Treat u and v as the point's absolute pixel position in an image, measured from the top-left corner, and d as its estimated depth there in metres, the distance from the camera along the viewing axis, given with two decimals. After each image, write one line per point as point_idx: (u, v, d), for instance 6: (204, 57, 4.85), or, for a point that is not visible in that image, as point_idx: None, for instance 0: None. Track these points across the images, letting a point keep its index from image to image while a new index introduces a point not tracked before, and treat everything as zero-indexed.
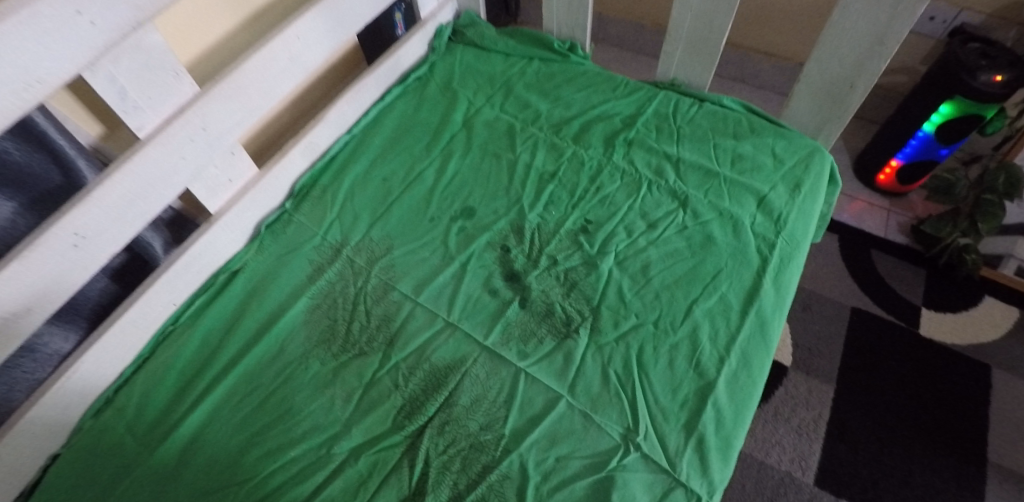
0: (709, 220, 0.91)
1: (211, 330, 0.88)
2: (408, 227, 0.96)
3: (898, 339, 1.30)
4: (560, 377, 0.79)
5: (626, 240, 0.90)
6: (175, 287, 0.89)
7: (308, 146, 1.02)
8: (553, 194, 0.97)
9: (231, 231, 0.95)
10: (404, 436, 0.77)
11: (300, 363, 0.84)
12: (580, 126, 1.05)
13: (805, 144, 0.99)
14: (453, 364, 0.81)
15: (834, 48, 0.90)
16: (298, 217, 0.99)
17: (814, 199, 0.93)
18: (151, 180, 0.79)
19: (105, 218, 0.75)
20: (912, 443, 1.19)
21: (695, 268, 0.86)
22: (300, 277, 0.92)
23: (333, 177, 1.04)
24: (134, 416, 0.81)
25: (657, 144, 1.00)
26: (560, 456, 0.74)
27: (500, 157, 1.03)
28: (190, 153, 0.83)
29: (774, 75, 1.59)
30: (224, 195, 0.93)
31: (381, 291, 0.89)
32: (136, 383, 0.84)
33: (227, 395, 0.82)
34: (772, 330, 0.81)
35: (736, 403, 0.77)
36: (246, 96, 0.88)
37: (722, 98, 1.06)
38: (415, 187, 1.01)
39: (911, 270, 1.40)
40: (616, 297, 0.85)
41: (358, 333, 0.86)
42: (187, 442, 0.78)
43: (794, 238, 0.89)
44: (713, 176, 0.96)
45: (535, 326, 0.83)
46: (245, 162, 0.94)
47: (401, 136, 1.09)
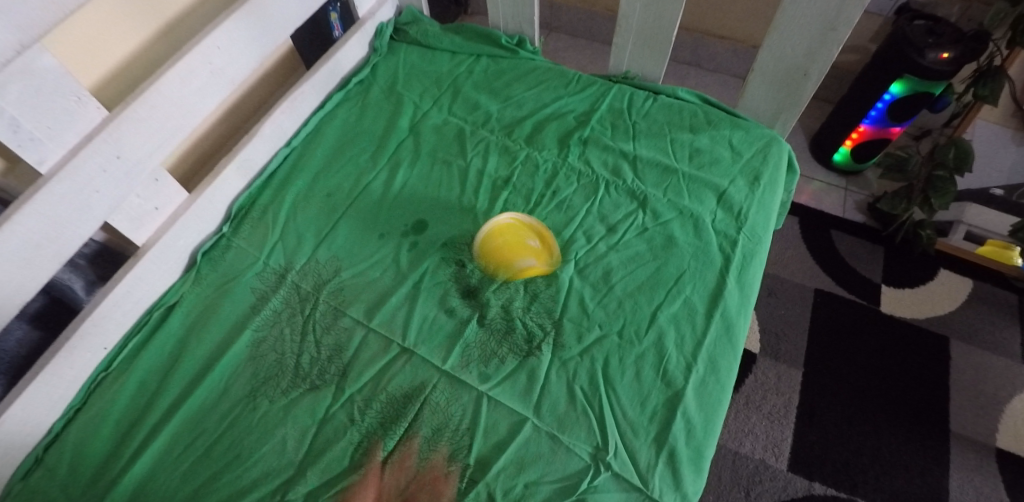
0: (669, 219, 0.88)
1: (149, 373, 0.82)
2: (357, 246, 0.91)
3: (862, 318, 1.32)
4: (524, 398, 0.75)
5: (586, 246, 0.87)
6: (103, 329, 0.82)
7: (242, 164, 0.95)
8: (508, 201, 0.93)
9: (163, 263, 0.88)
10: (363, 474, 0.72)
11: (247, 403, 0.78)
12: (532, 126, 1.01)
13: (762, 135, 0.96)
14: (412, 393, 0.77)
15: (786, 36, 0.88)
16: (237, 241, 0.93)
17: (773, 191, 0.91)
18: (62, 218, 0.72)
19: (12, 266, 0.68)
20: (878, 421, 1.20)
21: (657, 272, 0.84)
22: (243, 307, 0.86)
23: (274, 196, 0.97)
24: (67, 474, 0.74)
25: (613, 142, 0.97)
26: (529, 482, 0.70)
27: (450, 164, 0.98)
28: (105, 185, 0.76)
29: (728, 58, 1.57)
30: (152, 224, 0.87)
31: (331, 318, 0.84)
32: (67, 438, 0.77)
33: (169, 444, 0.76)
34: (738, 332, 0.79)
35: (706, 411, 0.74)
36: (165, 116, 0.81)
37: (676, 90, 1.03)
38: (362, 202, 0.95)
39: (870, 248, 1.41)
40: (578, 308, 0.82)
41: (308, 366, 0.80)
42: (128, 499, 0.72)
43: (755, 234, 0.87)
44: (671, 172, 0.93)
45: (496, 345, 0.80)
46: (171, 187, 0.88)
47: (344, 147, 1.02)
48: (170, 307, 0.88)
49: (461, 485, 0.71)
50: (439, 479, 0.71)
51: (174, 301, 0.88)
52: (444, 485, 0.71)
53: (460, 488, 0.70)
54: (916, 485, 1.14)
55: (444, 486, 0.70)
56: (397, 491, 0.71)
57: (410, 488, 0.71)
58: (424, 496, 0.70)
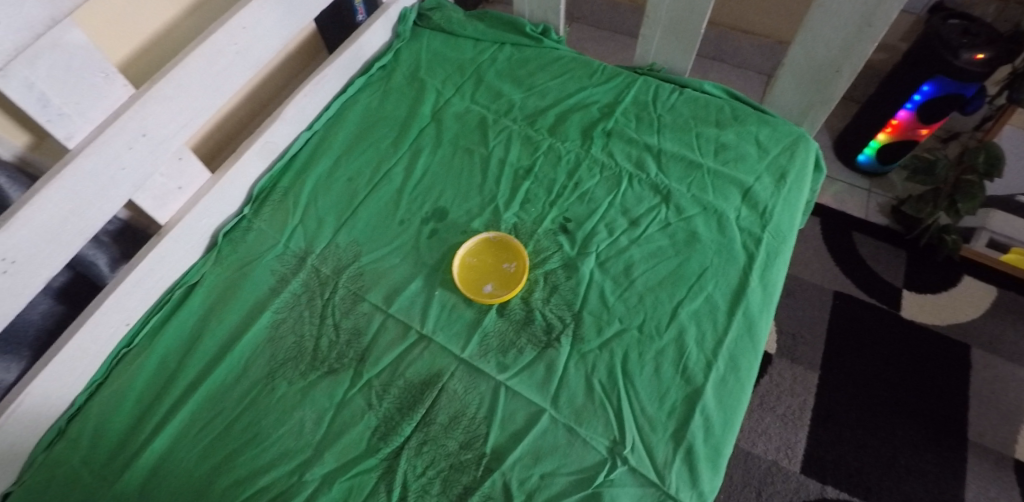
0: (693, 215, 0.87)
1: (169, 351, 0.82)
2: (377, 231, 0.91)
3: (881, 322, 1.30)
4: (542, 389, 0.75)
5: (607, 239, 0.86)
6: (126, 306, 0.82)
7: (264, 146, 0.95)
8: (529, 192, 0.92)
9: (185, 243, 0.88)
10: (380, 459, 0.72)
11: (266, 384, 0.78)
12: (555, 116, 1.00)
13: (790, 132, 0.95)
14: (430, 380, 0.77)
15: (820, 32, 0.86)
16: (258, 223, 0.93)
17: (800, 189, 0.90)
18: (89, 195, 0.72)
19: (38, 241, 0.68)
20: (894, 427, 1.19)
21: (679, 267, 0.83)
22: (263, 289, 0.86)
23: (295, 179, 0.97)
24: (89, 448, 0.75)
25: (637, 134, 0.96)
26: (545, 473, 0.70)
27: (472, 152, 0.97)
28: (130, 162, 0.76)
29: (753, 54, 1.54)
30: (174, 204, 0.88)
31: (350, 302, 0.84)
32: (88, 412, 0.78)
33: (188, 421, 0.76)
34: (760, 331, 0.78)
35: (725, 409, 0.74)
36: (190, 96, 0.80)
37: (702, 83, 1.01)
38: (383, 187, 0.95)
39: (892, 252, 1.39)
40: (598, 301, 0.81)
41: (327, 349, 0.80)
42: (148, 474, 0.73)
43: (780, 232, 0.85)
44: (696, 167, 0.91)
45: (514, 336, 0.79)
46: (194, 167, 0.88)
47: (366, 132, 1.02)
48: (191, 286, 0.88)
49: (476, 473, 0.71)
50: (455, 466, 0.71)
51: (195, 281, 0.88)
52: (460, 472, 0.71)
53: (476, 476, 0.70)
54: (930, 493, 1.13)
55: (460, 474, 0.71)
56: (414, 476, 0.71)
57: (426, 474, 0.71)
58: (440, 483, 0.71)
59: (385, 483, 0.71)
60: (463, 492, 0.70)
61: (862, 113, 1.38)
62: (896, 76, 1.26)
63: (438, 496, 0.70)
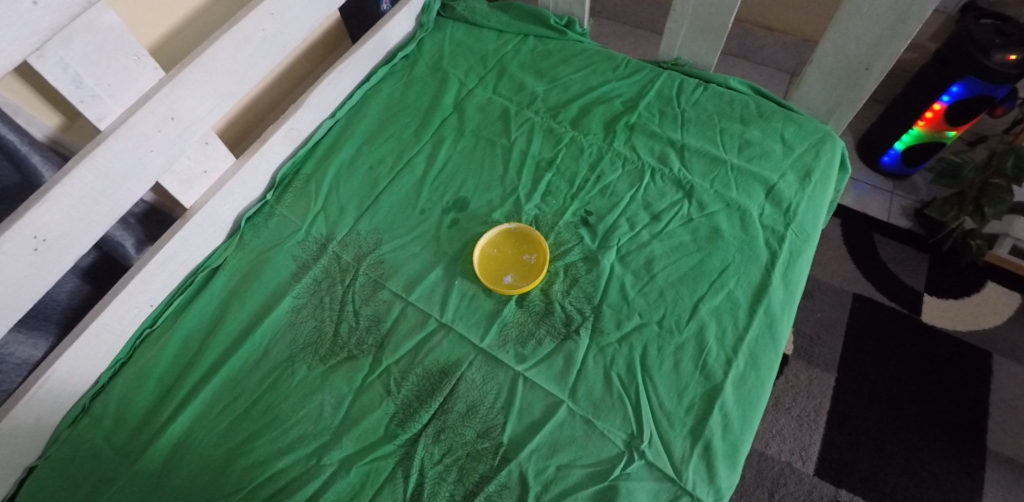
0: (716, 211, 0.86)
1: (192, 333, 0.83)
2: (398, 220, 0.91)
3: (901, 327, 1.28)
4: (560, 381, 0.75)
5: (629, 233, 0.86)
6: (150, 288, 0.83)
7: (288, 133, 0.96)
8: (551, 184, 0.92)
9: (209, 227, 0.89)
10: (397, 445, 0.73)
11: (286, 367, 0.79)
12: (578, 109, 0.99)
13: (816, 129, 0.93)
14: (448, 368, 0.77)
15: (851, 28, 0.84)
16: (280, 209, 0.93)
17: (825, 188, 0.89)
18: (118, 177, 0.73)
19: (69, 220, 0.69)
20: (911, 432, 1.17)
21: (701, 263, 0.82)
22: (284, 274, 0.87)
23: (317, 166, 0.98)
24: (112, 425, 0.76)
25: (660, 129, 0.95)
26: (561, 464, 0.70)
27: (494, 143, 0.97)
28: (158, 145, 0.76)
29: (777, 51, 1.52)
30: (199, 188, 0.89)
31: (370, 290, 0.85)
32: (112, 390, 0.79)
33: (210, 402, 0.77)
34: (781, 329, 0.78)
35: (744, 406, 0.73)
36: (218, 81, 0.81)
37: (728, 79, 1.00)
38: (405, 176, 0.95)
39: (914, 255, 1.37)
40: (618, 295, 0.81)
41: (346, 336, 0.81)
42: (170, 452, 0.74)
43: (804, 231, 0.84)
44: (720, 162, 0.90)
45: (533, 327, 0.79)
46: (219, 151, 0.89)
47: (388, 121, 1.02)
48: (213, 270, 0.89)
49: (493, 462, 0.71)
50: (472, 454, 0.72)
51: (217, 265, 0.89)
52: (477, 461, 0.71)
53: (493, 465, 0.71)
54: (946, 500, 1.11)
55: (476, 462, 0.71)
56: (431, 464, 0.71)
57: (442, 461, 0.71)
58: (457, 470, 0.71)
59: (402, 469, 0.71)
60: (480, 481, 0.70)
61: (890, 111, 1.36)
62: (924, 73, 1.23)
63: (454, 483, 0.70)
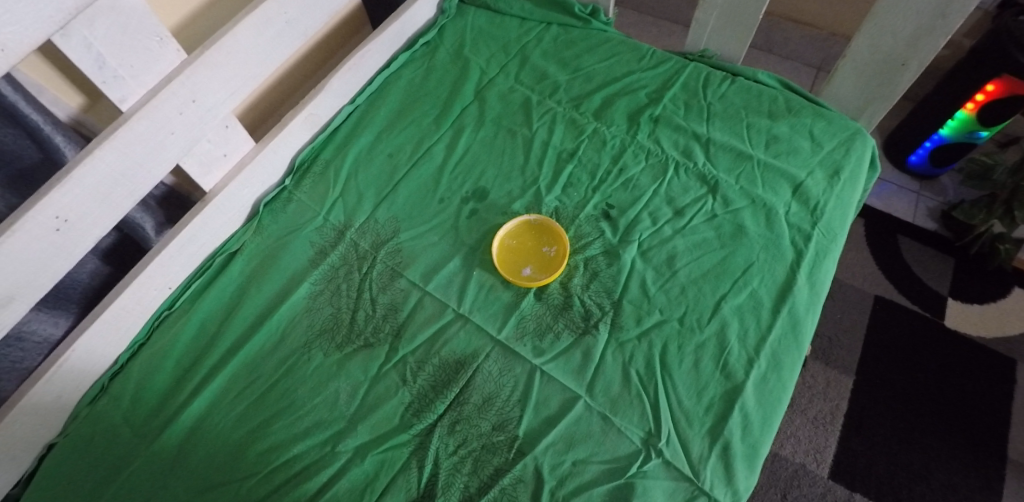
0: (741, 208, 0.84)
1: (209, 316, 0.83)
2: (417, 208, 0.90)
3: (923, 331, 1.25)
4: (577, 376, 0.74)
5: (651, 228, 0.84)
6: (169, 270, 0.83)
7: (307, 118, 0.95)
8: (572, 176, 0.90)
9: (227, 210, 0.89)
10: (412, 435, 0.72)
11: (302, 353, 0.79)
12: (601, 100, 0.97)
13: (846, 126, 0.91)
14: (465, 360, 0.76)
15: (888, 22, 0.82)
16: (299, 195, 0.93)
17: (854, 187, 0.86)
18: (139, 158, 0.72)
19: (90, 201, 0.69)
20: (930, 439, 1.15)
21: (724, 261, 0.80)
22: (302, 260, 0.87)
23: (336, 152, 0.97)
24: (130, 405, 0.77)
25: (685, 122, 0.93)
26: (577, 460, 0.70)
27: (515, 133, 0.96)
28: (180, 128, 0.76)
29: (804, 46, 1.49)
30: (219, 171, 0.88)
31: (387, 278, 0.84)
32: (131, 371, 0.79)
33: (227, 385, 0.77)
34: (805, 331, 0.76)
35: (765, 408, 0.72)
36: (239, 64, 0.80)
37: (757, 72, 0.98)
38: (424, 164, 0.94)
39: (939, 258, 1.34)
40: (639, 290, 0.79)
41: (363, 323, 0.80)
42: (186, 434, 0.74)
43: (831, 230, 0.82)
44: (746, 158, 0.88)
45: (552, 320, 0.78)
46: (239, 135, 0.88)
47: (408, 108, 1.01)
48: (231, 254, 0.89)
49: (508, 455, 0.70)
50: (487, 447, 0.71)
51: (236, 249, 0.89)
52: (492, 454, 0.71)
53: (508, 458, 0.70)
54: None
55: (492, 455, 0.70)
56: (445, 455, 0.71)
57: (457, 452, 0.71)
58: (471, 462, 0.70)
59: (417, 459, 0.71)
60: (494, 473, 0.70)
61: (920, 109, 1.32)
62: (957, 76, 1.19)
63: (469, 475, 0.70)
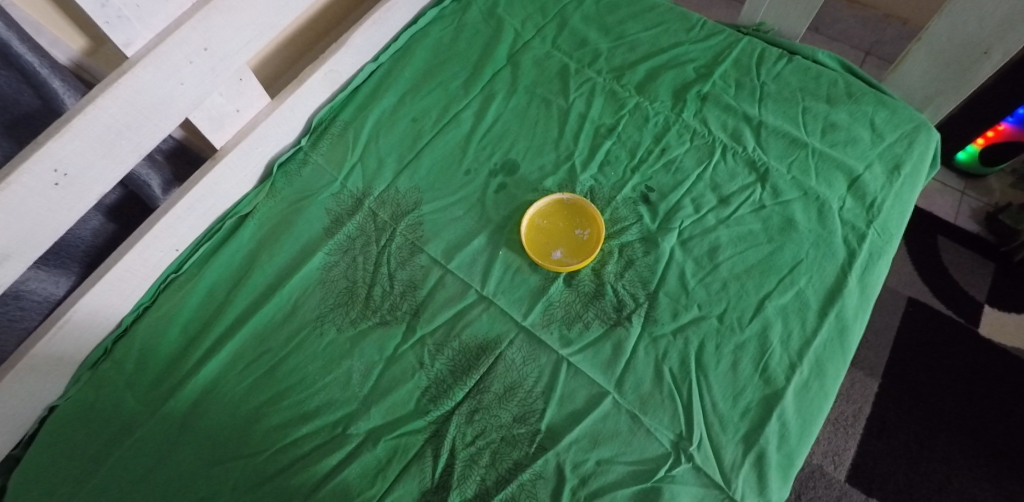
0: (791, 199, 0.78)
1: (218, 282, 0.79)
2: (441, 179, 0.84)
3: (956, 337, 1.19)
4: (606, 370, 0.70)
5: (692, 216, 0.78)
6: (176, 231, 0.78)
7: (327, 75, 0.88)
8: (610, 153, 0.84)
9: (239, 170, 0.83)
10: (428, 421, 0.68)
11: (314, 327, 0.75)
12: (645, 72, 0.90)
13: (911, 117, 0.83)
14: (487, 345, 0.72)
15: (976, 5, 0.76)
16: (315, 156, 0.87)
17: (914, 184, 0.80)
18: (145, 110, 0.66)
19: (91, 154, 0.63)
20: (953, 448, 1.10)
21: (770, 257, 0.75)
22: (317, 228, 0.81)
23: (356, 113, 0.90)
24: (134, 371, 0.73)
25: (735, 102, 0.86)
26: (601, 459, 0.66)
27: (549, 103, 0.89)
28: (189, 78, 0.69)
29: (854, 27, 1.31)
30: (231, 127, 0.82)
31: (407, 253, 0.79)
32: (134, 335, 0.75)
33: (234, 357, 0.73)
34: (852, 337, 0.71)
35: (804, 417, 0.67)
36: (256, 11, 0.73)
37: (816, 51, 0.90)
38: (450, 131, 0.88)
39: (978, 262, 1.26)
40: (676, 283, 0.74)
41: (379, 299, 0.76)
42: (191, 405, 0.71)
43: (887, 230, 0.76)
44: (800, 145, 0.81)
45: (581, 309, 0.74)
46: (255, 91, 0.82)
47: (435, 69, 0.94)
48: (243, 217, 0.84)
49: (529, 449, 0.66)
50: (507, 439, 0.67)
51: (247, 212, 0.84)
52: (511, 447, 0.67)
53: (528, 453, 0.66)
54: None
55: (511, 448, 0.66)
56: (462, 445, 0.67)
57: (475, 443, 0.67)
58: (489, 455, 0.66)
59: (431, 448, 0.67)
60: (514, 468, 0.66)
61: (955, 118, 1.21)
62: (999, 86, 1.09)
63: (486, 468, 0.66)
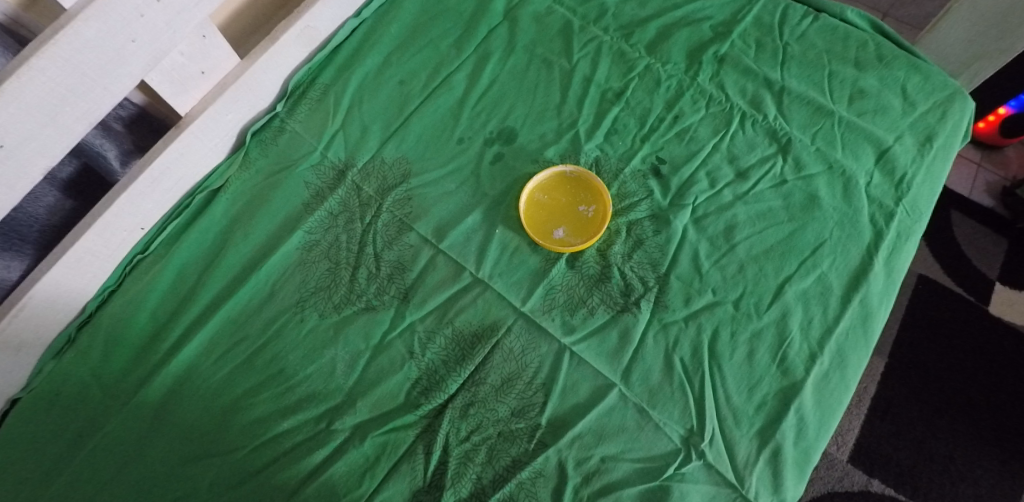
0: (815, 174, 0.72)
1: (189, 263, 0.72)
2: (431, 148, 0.77)
3: (963, 315, 1.13)
4: (612, 360, 0.64)
5: (707, 191, 0.72)
6: (141, 208, 0.71)
7: (303, 32, 0.79)
8: (618, 121, 0.77)
9: (208, 139, 0.75)
10: (419, 416, 0.63)
11: (294, 314, 0.68)
12: (657, 31, 0.82)
13: (945, 83, 0.76)
14: (483, 333, 0.66)
15: None
16: (292, 124, 0.79)
17: (946, 158, 0.73)
18: (91, 71, 0.58)
19: (29, 123, 0.55)
20: (956, 428, 1.06)
21: (791, 237, 0.69)
22: (295, 203, 0.74)
23: (337, 75, 0.82)
24: (100, 360, 0.67)
25: (756, 65, 0.78)
26: (606, 456, 0.61)
27: (551, 64, 0.81)
28: (142, 34, 0.60)
29: None
30: (197, 91, 0.73)
31: (394, 231, 0.72)
32: (100, 321, 0.69)
33: (209, 345, 0.67)
34: (877, 324, 0.65)
35: (823, 410, 0.63)
36: None
37: (845, 8, 0.82)
38: (441, 95, 0.80)
39: (991, 239, 1.19)
40: (689, 265, 0.68)
41: (365, 283, 0.69)
42: (164, 398, 0.65)
43: (916, 209, 0.70)
44: (826, 114, 0.74)
45: (585, 294, 0.68)
46: (220, 49, 0.73)
47: (425, 25, 0.85)
48: (214, 192, 0.76)
49: (528, 445, 0.61)
50: (504, 435, 0.62)
51: (218, 186, 0.76)
52: (509, 443, 0.62)
53: (528, 449, 0.61)
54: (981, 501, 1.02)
55: (509, 444, 0.62)
56: (457, 441, 0.62)
57: (470, 440, 0.62)
58: (486, 451, 0.62)
59: (423, 444, 0.62)
60: (512, 465, 0.61)
61: None
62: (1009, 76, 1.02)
63: (482, 465, 0.61)
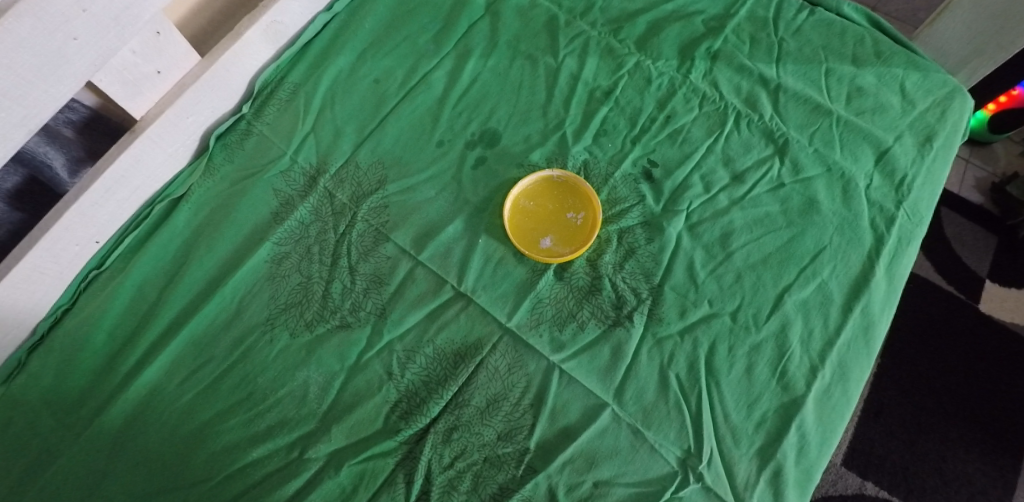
0: (813, 176, 0.68)
1: (149, 278, 0.67)
2: (409, 151, 0.72)
3: (955, 312, 1.08)
4: (604, 378, 0.61)
5: (702, 196, 0.68)
6: (94, 220, 0.65)
7: (269, 27, 0.74)
8: (607, 121, 0.73)
9: (168, 144, 0.69)
10: (399, 442, 0.59)
11: (263, 333, 0.64)
12: (646, 26, 0.78)
13: (945, 80, 0.72)
14: (466, 351, 0.62)
15: None
16: (259, 126, 0.74)
17: (947, 158, 0.70)
18: (27, 73, 0.52)
19: None
20: (949, 427, 1.01)
21: (790, 244, 0.66)
22: (263, 212, 0.69)
23: (307, 73, 0.77)
24: (52, 384, 0.62)
25: (750, 61, 0.75)
26: (599, 480, 0.57)
27: (535, 61, 0.76)
28: (85, 32, 0.54)
29: None
30: (152, 92, 0.67)
31: (370, 242, 0.67)
32: (53, 343, 0.64)
33: (171, 368, 0.62)
34: (878, 335, 0.62)
35: (824, 427, 0.59)
36: None
37: (841, 2, 0.78)
38: (419, 94, 0.75)
39: (982, 236, 1.13)
40: (684, 274, 0.65)
41: (339, 298, 0.65)
42: (123, 427, 0.60)
43: (917, 212, 0.67)
44: (824, 113, 0.71)
45: (574, 307, 0.64)
46: (179, 46, 0.67)
47: (401, 19, 0.80)
48: (176, 200, 0.71)
49: (516, 471, 0.58)
50: (491, 460, 0.58)
51: (180, 194, 0.71)
52: (497, 469, 0.58)
53: (516, 476, 0.57)
54: None
55: (495, 470, 0.58)
56: (440, 468, 0.58)
57: (454, 466, 0.58)
58: (471, 479, 0.58)
59: (404, 473, 0.58)
60: (499, 493, 0.57)
61: None
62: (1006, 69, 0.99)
63: (467, 493, 0.57)
